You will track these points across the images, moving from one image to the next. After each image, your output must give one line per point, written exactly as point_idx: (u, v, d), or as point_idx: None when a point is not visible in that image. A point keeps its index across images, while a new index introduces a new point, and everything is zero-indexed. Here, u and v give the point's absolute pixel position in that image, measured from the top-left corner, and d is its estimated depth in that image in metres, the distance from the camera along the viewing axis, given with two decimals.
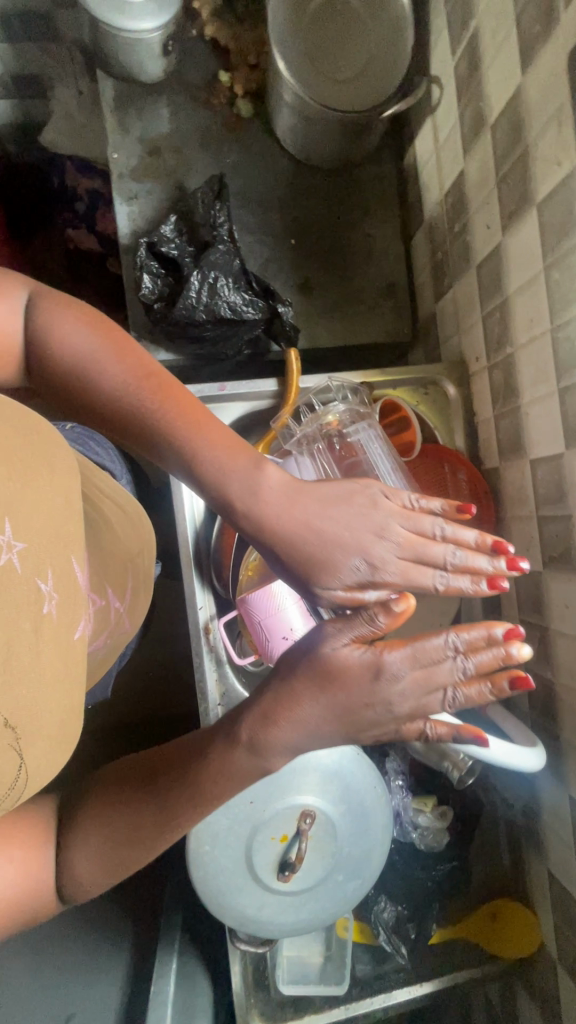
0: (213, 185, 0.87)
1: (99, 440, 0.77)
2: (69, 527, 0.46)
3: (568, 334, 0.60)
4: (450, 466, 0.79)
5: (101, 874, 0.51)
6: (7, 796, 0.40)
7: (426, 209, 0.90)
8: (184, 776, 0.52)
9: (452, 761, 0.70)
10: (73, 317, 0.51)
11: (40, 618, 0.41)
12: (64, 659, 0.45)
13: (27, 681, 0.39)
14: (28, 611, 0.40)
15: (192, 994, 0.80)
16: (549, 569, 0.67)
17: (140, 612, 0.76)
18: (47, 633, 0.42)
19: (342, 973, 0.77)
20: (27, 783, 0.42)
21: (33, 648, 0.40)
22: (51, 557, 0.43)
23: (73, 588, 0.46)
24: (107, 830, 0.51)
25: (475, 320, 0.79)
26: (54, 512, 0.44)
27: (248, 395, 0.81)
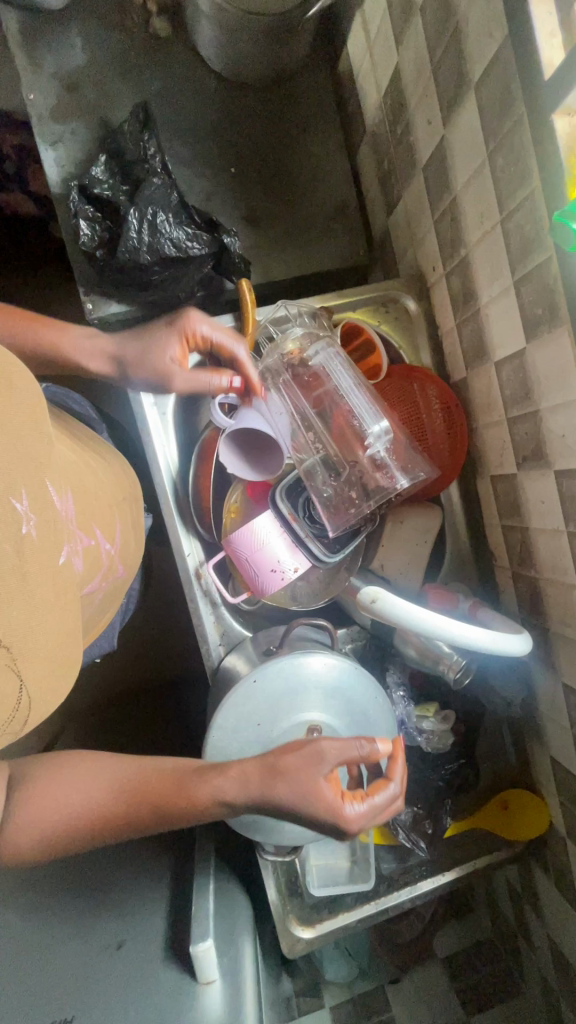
0: (138, 115, 0.83)
1: (74, 397, 0.77)
2: (43, 450, 0.47)
3: (517, 221, 0.57)
4: (419, 384, 0.79)
5: (69, 829, 0.57)
6: (11, 723, 0.43)
7: (366, 117, 0.86)
8: (173, 780, 0.60)
9: (447, 663, 0.73)
10: None
11: (20, 539, 0.42)
12: (56, 586, 0.46)
13: (17, 606, 0.41)
14: (6, 531, 0.40)
15: (232, 909, 0.85)
16: (523, 469, 0.68)
17: (133, 561, 0.76)
18: (32, 553, 0.43)
19: (369, 872, 0.82)
20: (32, 711, 0.45)
21: (20, 572, 0.41)
22: (25, 478, 0.43)
23: (53, 510, 0.46)
24: (79, 786, 0.58)
25: (428, 227, 0.76)
26: (20, 437, 0.44)
27: (206, 337, 0.79)
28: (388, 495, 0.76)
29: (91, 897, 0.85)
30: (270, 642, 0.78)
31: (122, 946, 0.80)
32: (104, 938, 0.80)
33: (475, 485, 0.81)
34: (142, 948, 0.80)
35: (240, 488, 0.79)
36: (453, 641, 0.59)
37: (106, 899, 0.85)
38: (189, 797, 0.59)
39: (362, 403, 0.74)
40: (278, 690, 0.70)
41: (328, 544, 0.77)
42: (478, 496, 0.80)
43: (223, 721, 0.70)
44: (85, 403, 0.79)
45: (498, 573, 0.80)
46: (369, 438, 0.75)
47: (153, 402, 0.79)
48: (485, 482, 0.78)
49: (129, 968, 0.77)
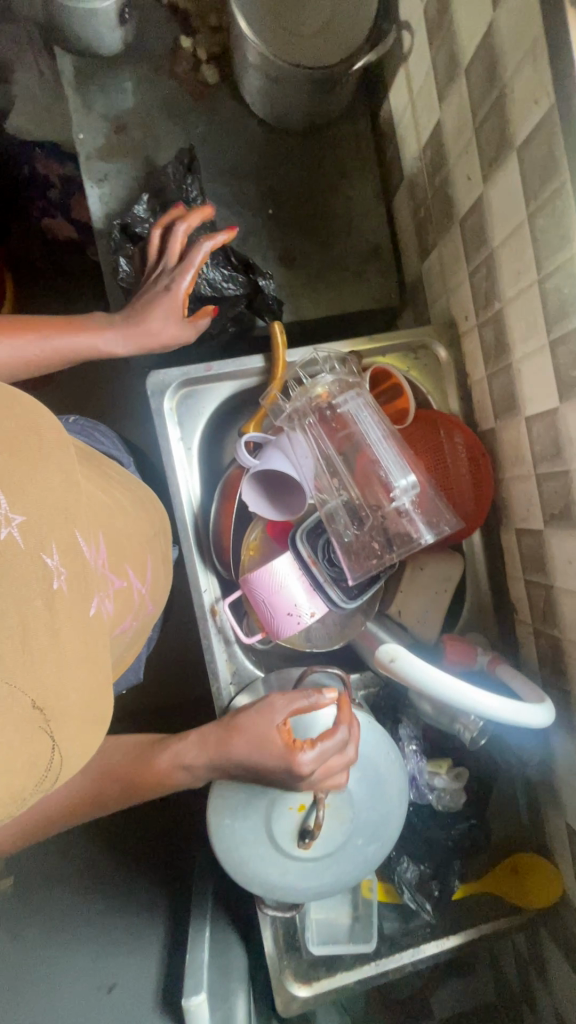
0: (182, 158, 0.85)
1: (102, 431, 0.81)
2: (73, 501, 0.48)
3: (556, 282, 0.57)
4: (446, 431, 0.78)
5: (55, 822, 0.58)
6: (43, 781, 0.41)
7: (404, 165, 0.87)
8: (136, 757, 0.64)
9: (464, 722, 0.72)
10: None
11: (51, 593, 0.42)
12: (84, 638, 0.46)
13: (50, 663, 0.41)
14: (37, 588, 0.41)
15: (227, 958, 0.83)
16: (550, 526, 0.67)
17: (163, 596, 0.76)
18: (62, 607, 0.43)
19: (370, 932, 0.79)
20: (62, 767, 0.43)
21: (50, 625, 0.41)
22: (55, 531, 0.44)
23: (81, 560, 0.47)
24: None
25: (462, 277, 0.77)
26: (50, 488, 0.45)
27: (234, 375, 0.80)
28: (412, 543, 0.75)
29: (85, 930, 0.84)
30: (284, 687, 0.76)
31: (112, 990, 0.78)
32: (96, 976, 0.79)
33: (499, 536, 0.79)
34: (131, 993, 0.78)
35: (261, 527, 0.78)
36: (473, 709, 0.57)
37: (101, 928, 0.85)
38: (152, 767, 0.63)
39: (390, 456, 0.74)
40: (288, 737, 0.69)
41: (346, 589, 0.75)
42: (501, 547, 0.79)
43: None
44: (114, 439, 0.82)
45: (519, 628, 0.77)
46: (395, 491, 0.75)
47: (180, 437, 0.80)
48: (509, 534, 0.76)
49: (118, 1011, 0.76)
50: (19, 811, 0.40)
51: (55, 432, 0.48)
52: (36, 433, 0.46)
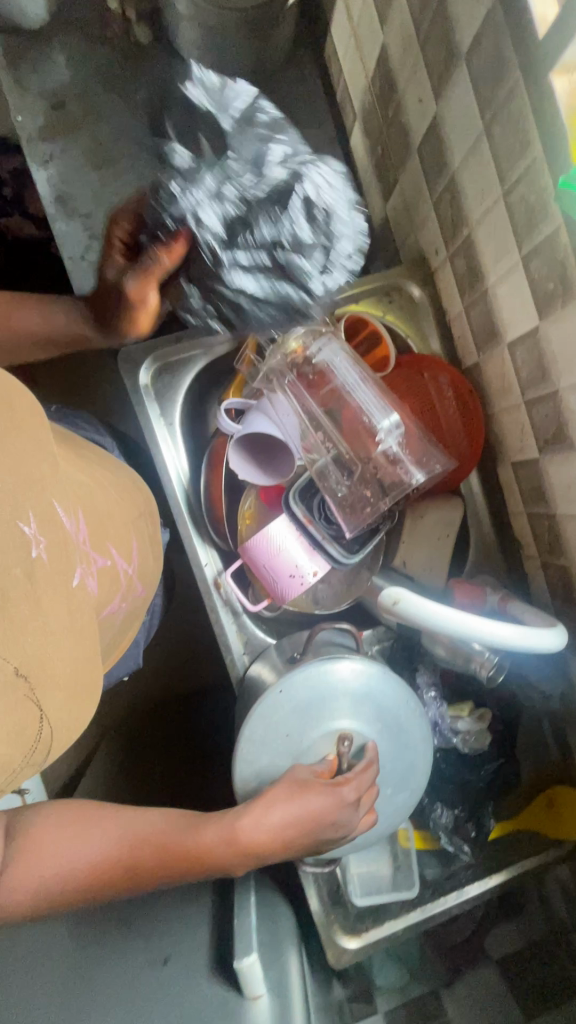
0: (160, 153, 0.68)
1: (80, 417, 0.80)
2: (49, 471, 0.48)
3: (520, 192, 0.54)
4: (431, 373, 0.76)
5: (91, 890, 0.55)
6: (31, 754, 0.43)
7: (356, 101, 0.84)
8: (176, 828, 0.59)
9: (479, 658, 0.71)
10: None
11: (30, 562, 0.44)
12: (68, 608, 0.48)
13: (33, 633, 0.43)
14: (16, 556, 0.42)
15: (275, 921, 0.84)
16: (545, 453, 0.65)
17: (153, 578, 0.77)
18: (42, 577, 0.45)
19: (413, 879, 0.79)
20: (52, 739, 0.45)
21: (31, 594, 0.43)
22: (33, 500, 0.45)
23: (62, 530, 0.48)
24: (79, 839, 0.55)
25: (427, 208, 0.74)
26: (25, 459, 0.46)
27: (205, 342, 0.78)
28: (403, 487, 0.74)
29: (134, 914, 0.85)
30: (295, 648, 0.76)
31: (168, 962, 0.79)
32: (151, 953, 0.81)
33: (496, 472, 0.77)
34: (188, 966, 0.79)
35: (254, 493, 0.77)
36: (484, 640, 0.56)
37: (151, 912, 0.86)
38: (197, 841, 0.58)
39: (370, 400, 0.73)
40: (307, 698, 0.69)
41: (346, 545, 0.74)
42: (500, 484, 0.77)
43: (250, 735, 0.69)
44: (95, 424, 0.82)
45: (527, 563, 0.76)
46: (379, 434, 0.74)
47: (160, 413, 0.78)
48: (506, 469, 0.75)
49: (174, 984, 0.77)
50: (10, 780, 0.43)
51: (33, 404, 0.49)
52: (10, 404, 0.46)
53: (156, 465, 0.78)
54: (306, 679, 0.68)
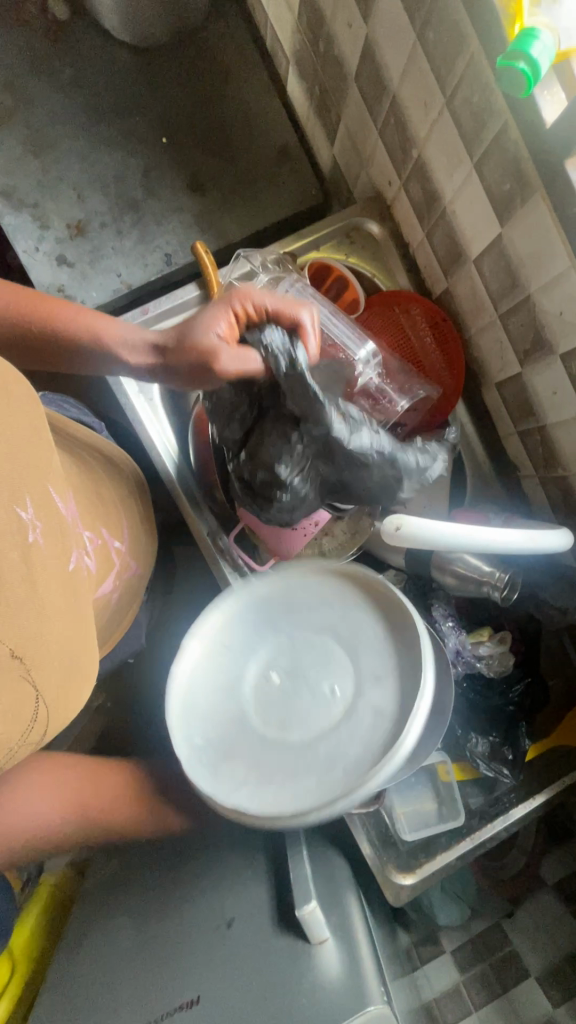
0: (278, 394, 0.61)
1: (69, 399, 0.84)
2: (39, 455, 0.52)
3: (464, 95, 0.53)
4: (401, 305, 0.76)
5: (31, 847, 0.66)
6: (30, 727, 0.48)
7: (286, 45, 0.82)
8: (114, 803, 0.72)
9: (490, 580, 0.71)
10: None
11: (27, 545, 0.47)
12: (63, 590, 0.51)
13: (27, 615, 0.46)
14: (14, 542, 0.46)
15: (331, 872, 0.85)
16: (527, 364, 0.64)
17: (146, 557, 0.83)
18: (37, 556, 0.48)
19: (457, 809, 0.81)
20: (48, 716, 0.50)
21: (27, 572, 0.46)
22: (25, 484, 0.48)
23: (53, 511, 0.52)
24: (32, 798, 0.67)
25: (374, 139, 0.72)
26: (19, 442, 0.49)
27: (173, 312, 0.78)
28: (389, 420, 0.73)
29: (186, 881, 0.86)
30: None
31: (232, 925, 0.80)
32: (214, 917, 0.81)
33: (483, 399, 0.77)
34: (250, 930, 0.79)
35: None
36: (495, 551, 0.56)
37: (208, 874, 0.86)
38: (123, 819, 0.71)
39: (345, 332, 0.72)
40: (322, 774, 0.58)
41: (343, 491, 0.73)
42: (488, 409, 0.76)
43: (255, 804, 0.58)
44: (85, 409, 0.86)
45: (525, 483, 0.76)
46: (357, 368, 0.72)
47: (139, 391, 0.78)
48: (491, 393, 0.74)
49: (240, 944, 0.78)
50: (10, 754, 0.47)
51: (25, 391, 0.52)
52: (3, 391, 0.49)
53: (146, 441, 0.79)
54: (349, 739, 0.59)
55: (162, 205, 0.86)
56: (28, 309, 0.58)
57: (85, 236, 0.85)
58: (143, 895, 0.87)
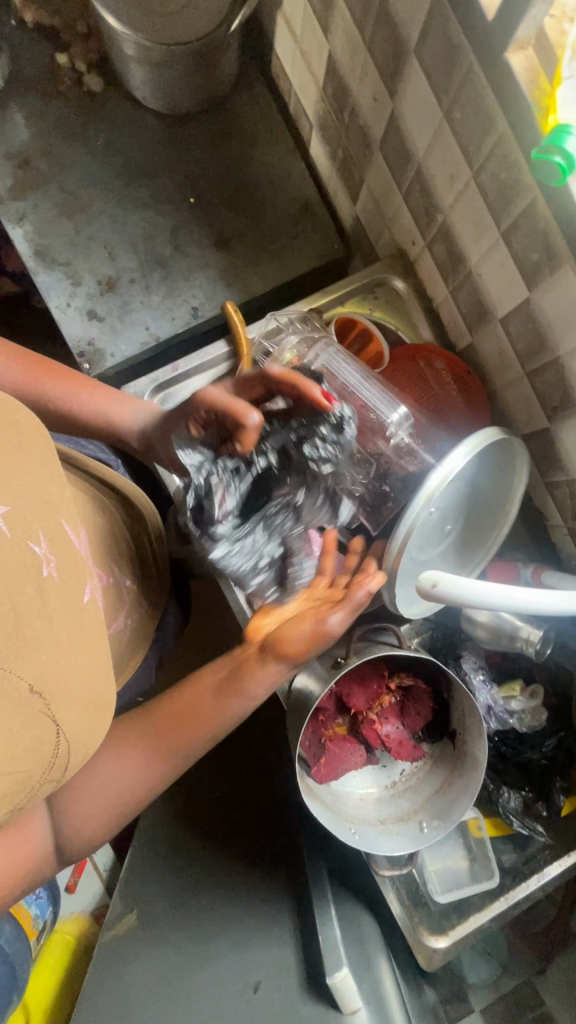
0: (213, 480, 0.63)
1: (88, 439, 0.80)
2: (53, 493, 0.52)
3: (491, 170, 0.55)
4: (425, 357, 0.76)
5: (128, 803, 0.58)
6: (49, 761, 0.47)
7: (310, 111, 0.85)
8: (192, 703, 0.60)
9: (525, 635, 0.70)
10: (7, 358, 0.63)
11: (43, 580, 0.48)
12: (79, 623, 0.51)
13: (47, 651, 0.47)
14: (30, 578, 0.47)
15: (359, 931, 0.82)
16: (556, 420, 0.65)
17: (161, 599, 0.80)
18: (55, 593, 0.49)
19: (491, 868, 0.77)
20: (69, 749, 0.48)
21: (45, 609, 0.47)
22: (41, 523, 0.49)
23: (71, 549, 0.52)
24: (101, 775, 0.57)
25: (398, 201, 0.74)
26: (39, 484, 0.51)
27: (201, 368, 0.79)
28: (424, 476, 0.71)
29: (211, 935, 0.84)
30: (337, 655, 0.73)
31: (259, 987, 0.80)
32: (240, 980, 0.80)
33: None
34: (278, 999, 0.78)
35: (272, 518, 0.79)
36: (535, 611, 0.55)
37: (231, 932, 0.84)
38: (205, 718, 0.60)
39: (375, 396, 0.73)
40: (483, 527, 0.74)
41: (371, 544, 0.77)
42: None
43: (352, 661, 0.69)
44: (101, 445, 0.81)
45: (553, 532, 0.75)
46: (389, 429, 0.73)
47: None
48: None
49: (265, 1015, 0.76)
50: (30, 796, 0.46)
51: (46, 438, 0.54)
52: (15, 433, 0.51)
53: (171, 491, 0.75)
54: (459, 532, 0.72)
55: (189, 260, 0.89)
56: (32, 369, 0.64)
57: (115, 291, 0.88)
58: (162, 951, 0.85)
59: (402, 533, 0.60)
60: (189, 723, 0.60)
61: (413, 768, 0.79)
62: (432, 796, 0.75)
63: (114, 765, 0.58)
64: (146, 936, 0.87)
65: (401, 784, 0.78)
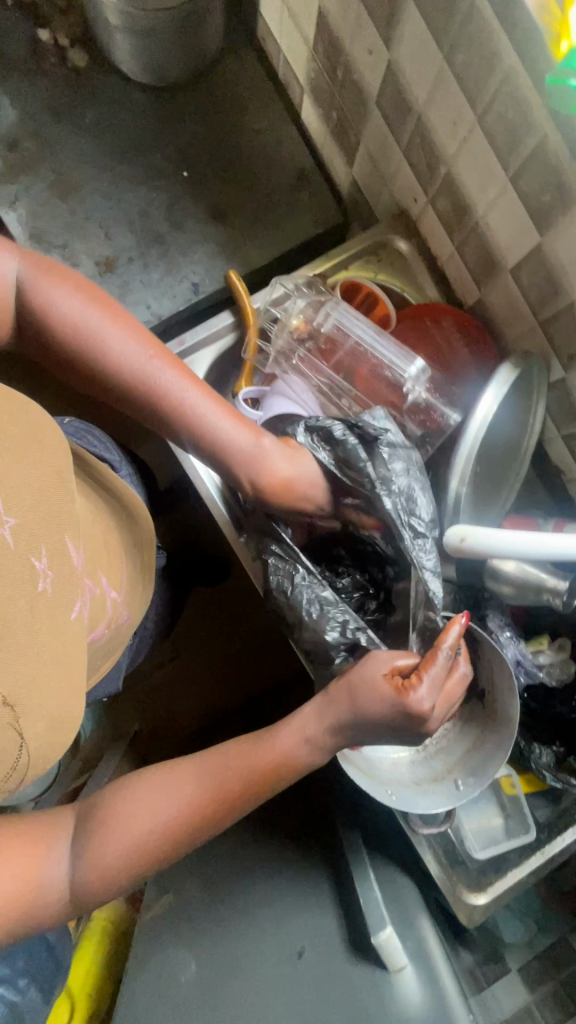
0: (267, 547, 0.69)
1: (93, 434, 0.80)
2: (64, 504, 0.52)
3: (497, 112, 0.54)
4: (433, 316, 0.75)
5: (155, 852, 0.53)
6: (10, 771, 0.47)
7: (301, 73, 0.83)
8: (239, 760, 0.55)
9: (551, 588, 0.68)
10: (64, 282, 0.55)
11: (36, 595, 0.48)
12: (64, 643, 0.51)
13: (26, 667, 0.47)
14: (22, 592, 0.47)
15: (399, 893, 0.83)
16: (571, 368, 0.65)
17: (142, 610, 0.79)
18: (46, 608, 0.49)
19: (527, 823, 0.78)
20: (32, 761, 0.48)
21: (32, 627, 0.47)
22: (46, 534, 0.50)
23: (73, 565, 0.52)
24: (135, 821, 0.53)
25: (397, 158, 0.73)
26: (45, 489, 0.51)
27: (208, 340, 0.78)
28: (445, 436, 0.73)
29: (250, 908, 0.85)
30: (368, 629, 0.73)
31: (303, 953, 0.79)
32: (285, 948, 0.80)
33: None
34: (324, 963, 0.78)
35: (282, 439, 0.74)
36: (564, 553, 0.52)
37: (274, 906, 0.84)
38: (249, 776, 0.54)
39: (391, 350, 0.73)
40: (501, 482, 0.74)
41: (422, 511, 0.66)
42: None
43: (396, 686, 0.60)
44: (107, 441, 0.81)
45: (572, 488, 0.75)
46: (406, 385, 0.73)
47: None
48: None
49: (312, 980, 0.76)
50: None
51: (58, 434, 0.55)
52: (37, 442, 0.51)
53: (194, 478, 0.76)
54: (486, 470, 0.71)
55: (187, 236, 0.88)
56: (90, 307, 0.56)
57: (114, 271, 0.86)
58: (203, 935, 0.85)
59: (458, 469, 0.62)
60: (239, 776, 0.54)
61: (444, 731, 0.80)
62: (466, 754, 0.75)
63: (145, 807, 0.54)
64: (186, 919, 0.89)
65: (432, 747, 0.79)
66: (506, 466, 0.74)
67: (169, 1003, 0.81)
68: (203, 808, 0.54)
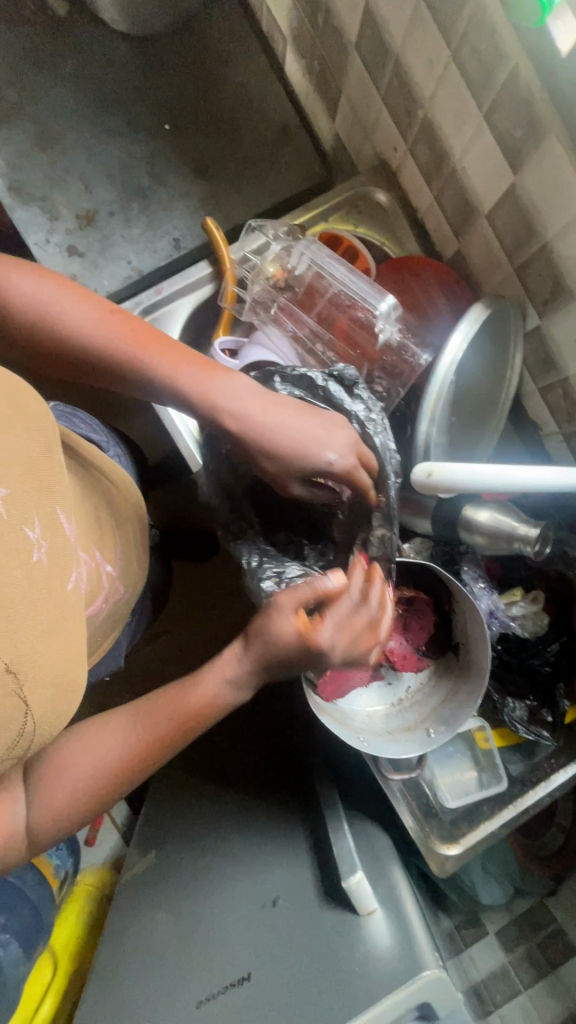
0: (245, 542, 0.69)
1: (79, 416, 0.81)
2: (52, 475, 0.50)
3: (470, 45, 0.53)
4: (412, 266, 0.74)
5: (102, 795, 0.54)
6: (14, 743, 0.43)
7: (283, 23, 0.83)
8: (173, 698, 0.56)
9: (523, 537, 0.69)
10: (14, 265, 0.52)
11: (31, 563, 0.46)
12: (62, 608, 0.48)
13: (26, 633, 0.44)
14: (18, 559, 0.44)
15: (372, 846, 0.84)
16: (546, 314, 0.65)
17: (136, 581, 0.79)
18: (41, 575, 0.46)
19: (499, 775, 0.79)
20: (36, 734, 0.45)
21: (29, 589, 0.45)
22: (38, 506, 0.48)
23: (65, 535, 0.50)
24: (77, 765, 0.53)
25: (377, 106, 0.72)
26: (34, 459, 0.48)
27: (187, 289, 0.78)
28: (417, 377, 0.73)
29: (227, 862, 0.86)
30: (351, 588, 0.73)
31: (277, 902, 0.80)
32: (259, 895, 0.81)
33: None
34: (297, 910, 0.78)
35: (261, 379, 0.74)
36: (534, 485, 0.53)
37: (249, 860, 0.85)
38: (187, 716, 0.55)
39: (366, 287, 0.73)
40: (481, 428, 0.74)
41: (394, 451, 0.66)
42: None
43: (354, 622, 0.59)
44: (92, 422, 0.82)
45: (548, 441, 0.75)
46: (377, 325, 0.73)
47: None
48: None
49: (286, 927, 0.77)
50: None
51: (40, 404, 0.52)
52: (21, 413, 0.49)
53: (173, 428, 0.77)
54: (463, 416, 0.72)
55: (168, 190, 0.87)
56: (49, 287, 0.53)
57: (94, 225, 0.86)
58: (182, 895, 0.86)
59: (427, 408, 0.62)
60: (178, 717, 0.55)
61: (419, 684, 0.81)
62: (439, 705, 0.76)
63: (88, 751, 0.54)
64: (167, 878, 0.90)
65: (407, 700, 0.80)
66: (486, 411, 0.74)
67: (147, 959, 0.82)
68: (145, 749, 0.54)
